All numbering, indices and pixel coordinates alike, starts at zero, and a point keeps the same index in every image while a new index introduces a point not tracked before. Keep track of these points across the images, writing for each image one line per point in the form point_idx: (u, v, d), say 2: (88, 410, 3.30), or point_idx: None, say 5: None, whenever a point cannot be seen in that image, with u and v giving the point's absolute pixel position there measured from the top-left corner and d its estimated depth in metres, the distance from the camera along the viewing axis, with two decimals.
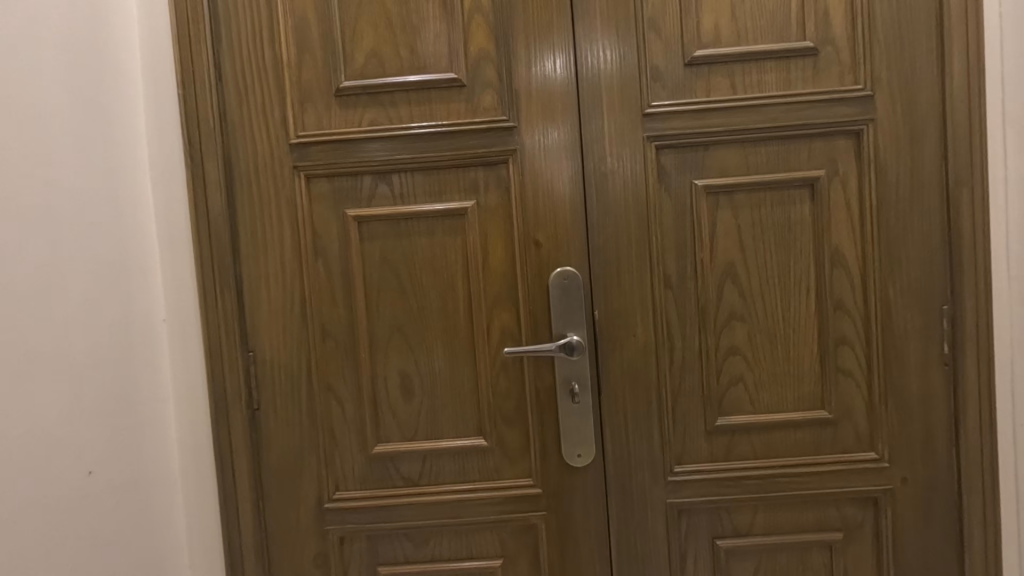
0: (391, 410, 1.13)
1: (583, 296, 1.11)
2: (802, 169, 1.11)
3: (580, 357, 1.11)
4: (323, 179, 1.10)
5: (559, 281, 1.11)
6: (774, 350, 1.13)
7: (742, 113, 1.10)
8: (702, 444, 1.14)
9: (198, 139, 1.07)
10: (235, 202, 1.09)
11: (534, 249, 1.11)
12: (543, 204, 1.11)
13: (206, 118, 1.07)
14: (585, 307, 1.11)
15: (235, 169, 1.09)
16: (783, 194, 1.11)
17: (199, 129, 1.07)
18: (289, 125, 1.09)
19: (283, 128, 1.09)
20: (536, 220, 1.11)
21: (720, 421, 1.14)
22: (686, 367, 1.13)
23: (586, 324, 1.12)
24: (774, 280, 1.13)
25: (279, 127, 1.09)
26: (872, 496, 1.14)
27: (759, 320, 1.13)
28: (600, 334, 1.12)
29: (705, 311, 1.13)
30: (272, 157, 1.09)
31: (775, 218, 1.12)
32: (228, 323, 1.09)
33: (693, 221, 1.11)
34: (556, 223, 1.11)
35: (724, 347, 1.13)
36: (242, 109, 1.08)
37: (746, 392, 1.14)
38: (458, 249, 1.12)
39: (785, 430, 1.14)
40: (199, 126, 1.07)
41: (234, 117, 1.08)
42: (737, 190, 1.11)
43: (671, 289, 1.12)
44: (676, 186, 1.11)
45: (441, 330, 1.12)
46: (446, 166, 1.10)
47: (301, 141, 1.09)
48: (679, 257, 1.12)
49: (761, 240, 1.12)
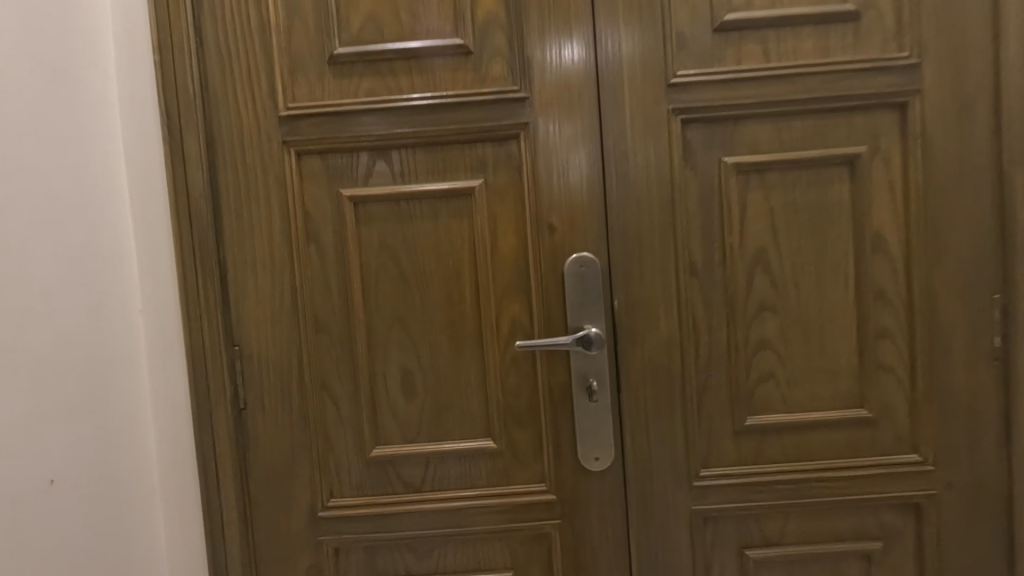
0: (390, 410, 1.03)
1: (601, 285, 1.02)
2: (841, 145, 1.01)
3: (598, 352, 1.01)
4: (315, 155, 1.00)
5: (575, 267, 1.01)
6: (809, 343, 1.04)
7: (776, 83, 1.00)
8: (730, 446, 1.05)
9: (176, 111, 0.97)
10: (218, 181, 0.99)
11: (547, 233, 1.01)
12: (557, 184, 1.01)
13: (185, 87, 0.97)
14: (603, 297, 1.02)
15: (218, 144, 0.99)
16: (820, 173, 1.02)
17: (178, 100, 0.97)
18: (277, 96, 0.98)
19: (271, 99, 0.98)
20: (549, 201, 1.01)
21: (750, 422, 1.04)
22: (713, 363, 1.03)
23: (604, 315, 1.02)
24: (809, 267, 1.03)
25: (266, 98, 0.98)
26: (913, 502, 1.05)
27: (793, 312, 1.03)
28: (620, 326, 1.03)
29: (734, 301, 1.03)
30: (258, 130, 0.98)
31: (811, 199, 1.02)
32: (210, 314, 0.99)
33: (721, 202, 1.02)
34: (571, 204, 1.01)
35: (754, 340, 1.03)
36: (225, 78, 0.98)
37: (779, 390, 1.04)
38: (463, 233, 1.02)
39: (820, 431, 1.05)
40: (176, 97, 0.97)
41: (216, 87, 0.98)
42: (770, 168, 1.01)
43: (696, 277, 1.03)
44: (703, 164, 1.01)
45: (446, 321, 1.03)
46: (451, 142, 1.00)
47: (290, 113, 0.98)
48: (706, 242, 1.02)
49: (796, 223, 1.02)
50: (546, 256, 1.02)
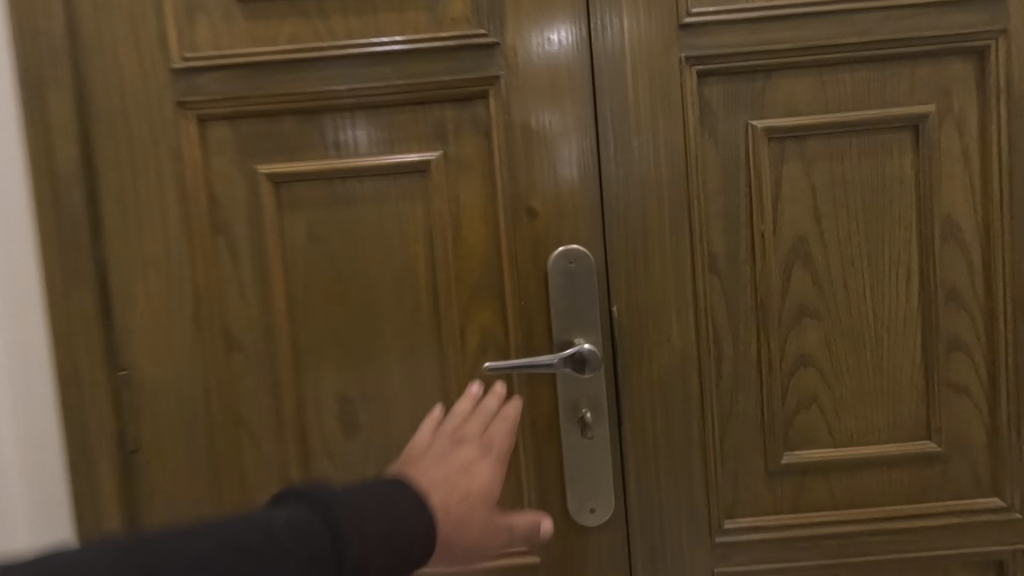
0: (326, 450, 0.80)
1: (596, 287, 0.79)
2: (901, 104, 0.79)
3: (594, 373, 0.79)
4: (222, 121, 0.77)
5: (562, 264, 0.79)
6: (862, 358, 0.81)
7: (818, 25, 0.77)
8: (761, 491, 0.82)
9: (33, 61, 0.74)
10: (94, 155, 0.76)
11: (526, 220, 0.79)
12: (537, 157, 0.79)
13: (45, 31, 0.74)
14: (599, 302, 0.79)
15: (92, 106, 0.75)
16: (874, 139, 0.79)
17: (35, 46, 0.74)
18: (170, 43, 0.75)
19: (161, 48, 0.75)
20: (527, 179, 0.79)
21: (787, 459, 0.82)
22: (740, 384, 0.81)
23: (600, 325, 0.80)
24: (862, 260, 0.80)
25: (156, 46, 0.75)
26: (993, 558, 0.83)
27: (841, 318, 0.81)
28: (621, 339, 0.80)
29: (766, 305, 0.80)
30: (145, 88, 0.75)
31: (864, 174, 0.79)
32: (86, 328, 0.76)
33: (749, 178, 0.79)
34: (555, 183, 0.79)
35: (790, 355, 0.81)
36: (100, 20, 0.75)
37: (824, 419, 0.82)
38: (417, 221, 0.79)
39: (876, 469, 0.82)
40: (33, 43, 0.74)
41: (87, 32, 0.75)
42: (811, 134, 0.79)
43: (717, 275, 0.80)
44: (724, 129, 0.79)
45: (396, 336, 0.80)
46: (400, 103, 0.77)
47: (187, 65, 0.75)
48: (729, 229, 0.80)
49: (845, 204, 0.79)
50: (524, 250, 0.79)
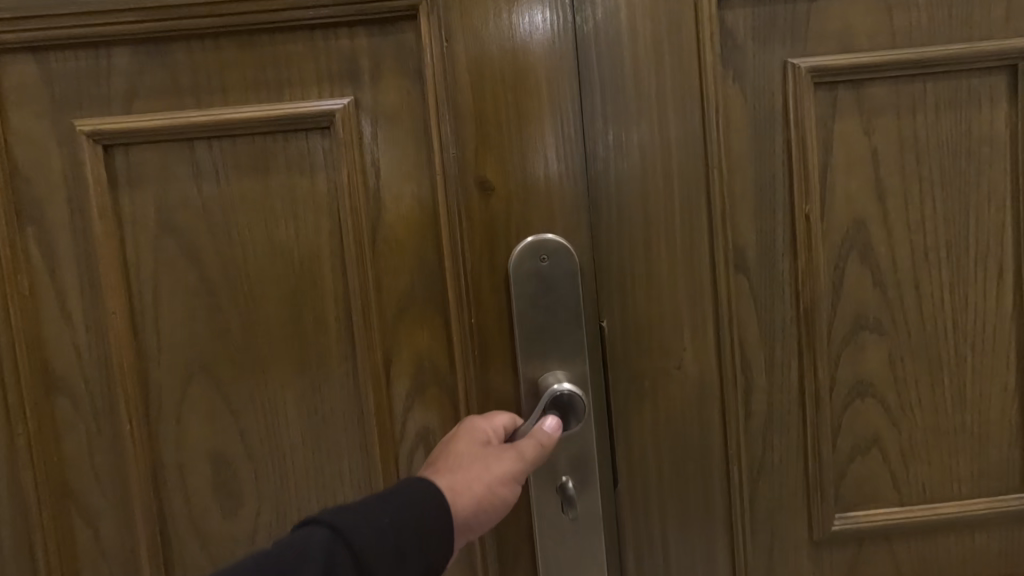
0: (220, 500, 0.64)
1: (576, 298, 0.58)
2: (994, 36, 0.57)
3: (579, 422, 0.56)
4: (26, 57, 0.60)
5: (533, 263, 0.58)
6: (939, 386, 0.60)
7: None
8: (803, 566, 0.61)
9: None
10: None
11: (478, 202, 0.58)
12: (494, 120, 0.57)
13: None
14: (579, 319, 0.58)
15: None
16: (957, 86, 0.58)
17: None
18: None
19: None
20: (479, 149, 0.57)
21: (838, 525, 0.60)
22: (776, 424, 0.59)
23: (583, 350, 0.58)
24: (941, 252, 0.59)
25: None
26: None
27: (912, 332, 0.59)
28: (612, 367, 0.58)
29: (814, 317, 0.58)
30: None
31: (943, 134, 0.58)
32: None
33: (790, 140, 0.57)
34: (522, 157, 0.57)
35: (845, 382, 0.59)
36: None
37: (889, 469, 0.60)
38: (323, 208, 0.60)
39: (957, 534, 0.61)
40: None
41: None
42: (873, 77, 0.57)
43: (747, 276, 0.58)
44: (755, 70, 0.57)
45: (285, 351, 0.62)
46: (299, 49, 0.59)
47: None
48: (762, 212, 0.58)
49: (918, 176, 0.58)
50: (475, 247, 0.58)
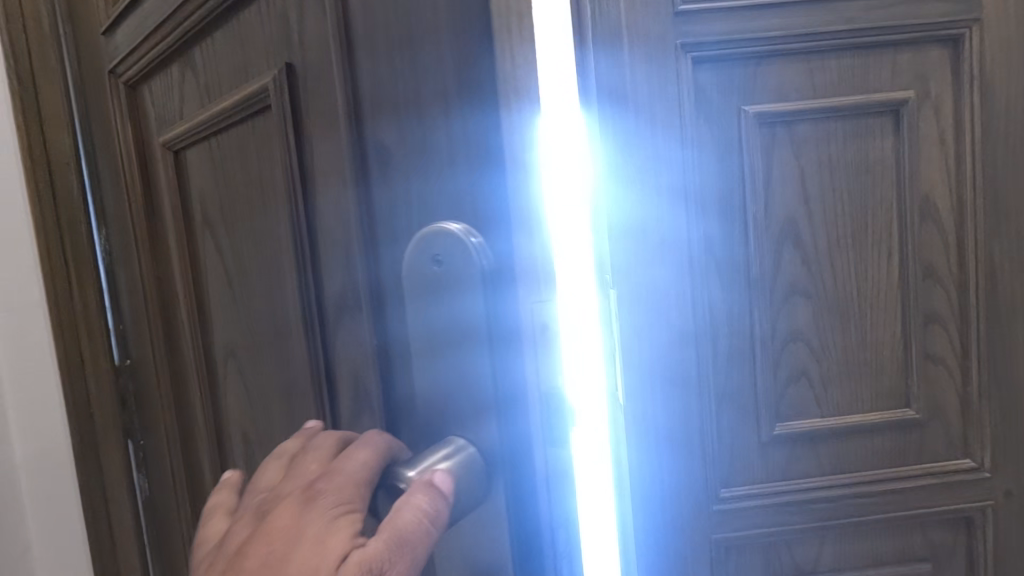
0: None
1: (485, 329, 0.29)
2: (883, 90, 0.82)
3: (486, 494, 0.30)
4: None
5: (418, 270, 0.31)
6: (847, 334, 0.86)
7: (807, 11, 0.81)
8: (755, 460, 0.87)
9: None
10: None
11: (391, 198, 0.33)
12: (408, 71, 0.31)
13: None
14: (501, 389, 0.29)
15: None
16: (859, 122, 0.83)
17: None
18: None
19: None
20: (381, 128, 0.33)
21: (777, 429, 0.86)
22: (734, 362, 0.86)
23: (511, 440, 0.29)
24: (848, 240, 0.84)
25: None
26: (964, 516, 0.89)
27: (827, 294, 0.85)
28: (569, 456, 0.29)
29: (758, 286, 0.85)
30: None
31: (848, 156, 0.83)
32: None
33: (741, 163, 0.83)
34: (430, 135, 0.30)
35: (781, 331, 0.85)
36: None
37: (812, 391, 0.87)
38: (256, 201, 0.49)
39: (861, 438, 0.87)
40: None
41: None
42: (799, 119, 0.83)
43: (712, 258, 0.84)
44: (718, 114, 0.82)
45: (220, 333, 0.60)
46: None
47: None
48: (723, 212, 0.83)
49: (832, 186, 0.84)
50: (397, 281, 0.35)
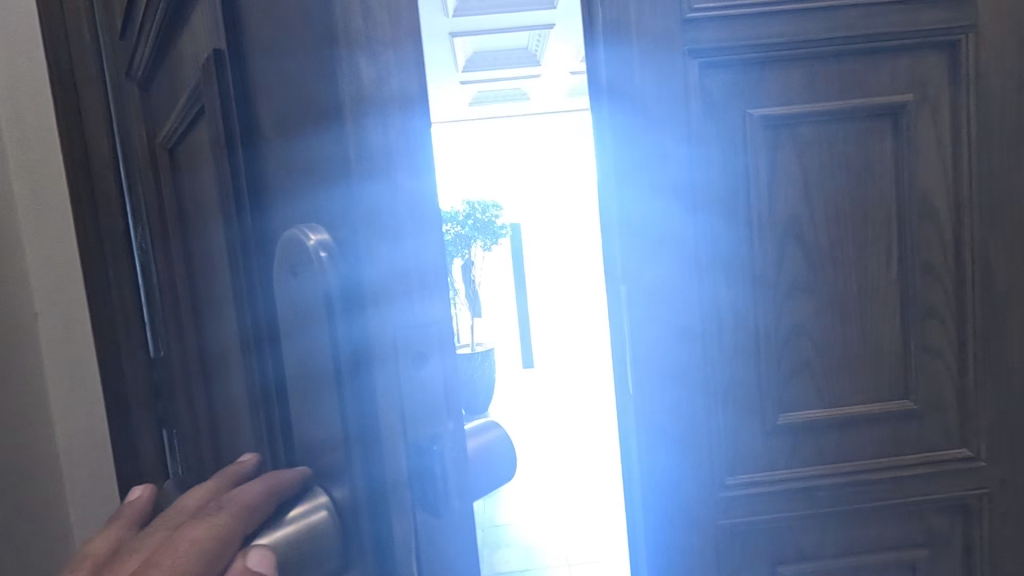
0: None
1: (337, 357, 0.25)
2: (881, 93, 0.86)
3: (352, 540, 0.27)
4: None
5: (287, 294, 0.27)
6: (847, 328, 0.89)
7: (810, 18, 0.85)
8: (760, 450, 0.91)
9: None
10: None
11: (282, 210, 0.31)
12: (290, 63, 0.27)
13: None
14: (363, 429, 0.25)
15: None
16: (859, 124, 0.87)
17: None
18: None
19: None
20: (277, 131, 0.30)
21: (781, 420, 0.90)
22: (739, 355, 0.89)
23: (373, 492, 0.25)
24: (849, 238, 0.88)
25: None
26: (961, 504, 0.93)
27: (829, 289, 0.89)
28: (437, 516, 0.24)
29: (762, 281, 0.88)
30: None
31: (848, 158, 0.87)
32: None
33: (746, 164, 0.86)
34: (298, 136, 0.27)
35: (785, 325, 0.89)
36: None
37: (815, 383, 0.90)
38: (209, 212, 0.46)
39: (861, 428, 0.91)
40: None
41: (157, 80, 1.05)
42: (802, 121, 0.86)
43: (718, 255, 0.88)
44: (725, 116, 0.86)
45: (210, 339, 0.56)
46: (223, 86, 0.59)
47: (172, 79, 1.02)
48: (728, 211, 0.87)
49: (833, 186, 0.87)
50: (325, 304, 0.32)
